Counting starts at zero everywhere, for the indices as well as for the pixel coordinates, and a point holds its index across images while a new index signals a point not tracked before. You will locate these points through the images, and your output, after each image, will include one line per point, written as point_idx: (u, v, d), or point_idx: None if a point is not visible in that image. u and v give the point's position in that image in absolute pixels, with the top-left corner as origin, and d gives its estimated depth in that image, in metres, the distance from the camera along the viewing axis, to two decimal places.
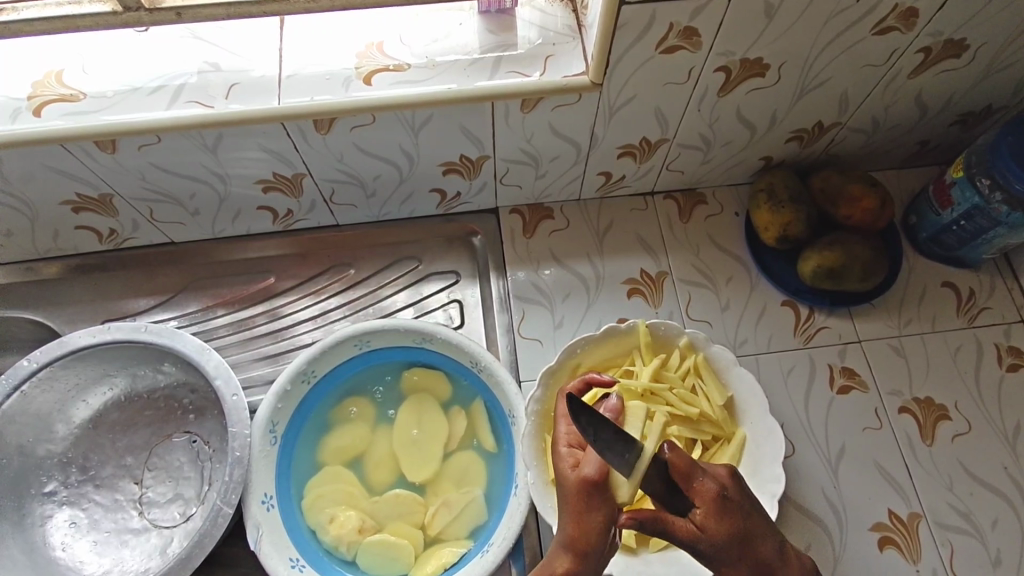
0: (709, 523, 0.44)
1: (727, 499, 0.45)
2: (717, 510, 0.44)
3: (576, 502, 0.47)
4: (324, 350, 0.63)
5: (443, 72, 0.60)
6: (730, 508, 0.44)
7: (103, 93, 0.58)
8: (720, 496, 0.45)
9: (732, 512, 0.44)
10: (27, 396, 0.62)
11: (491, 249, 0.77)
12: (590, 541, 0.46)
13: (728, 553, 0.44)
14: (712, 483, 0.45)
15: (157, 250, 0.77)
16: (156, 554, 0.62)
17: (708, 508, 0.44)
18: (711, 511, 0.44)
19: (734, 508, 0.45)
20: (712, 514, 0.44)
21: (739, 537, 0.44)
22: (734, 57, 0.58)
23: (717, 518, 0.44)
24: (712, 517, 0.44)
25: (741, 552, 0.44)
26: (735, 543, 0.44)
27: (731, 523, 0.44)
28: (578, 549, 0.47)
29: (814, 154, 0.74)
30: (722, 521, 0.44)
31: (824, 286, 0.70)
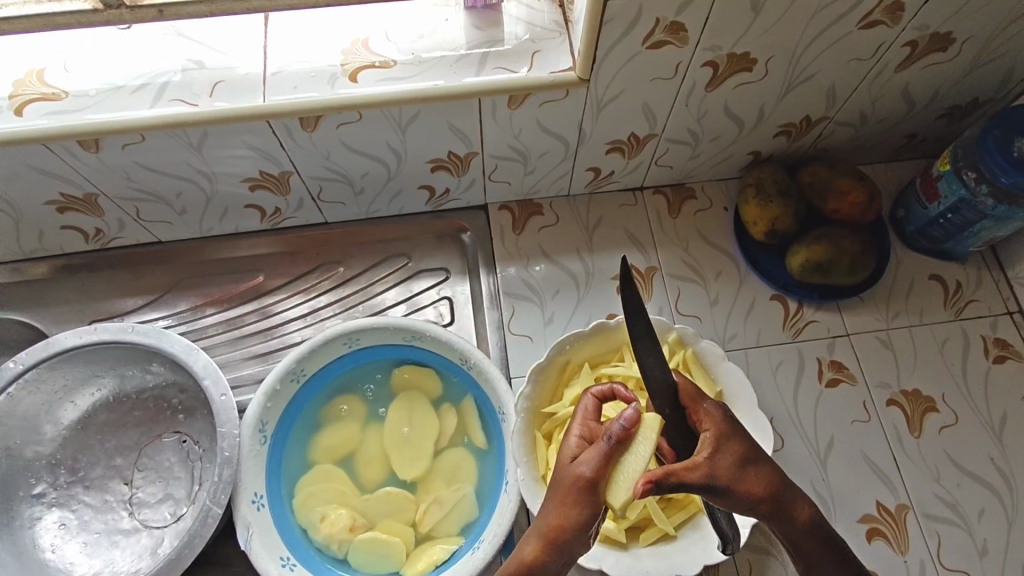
0: (721, 442, 0.47)
1: (732, 420, 0.49)
2: (725, 429, 0.48)
3: (568, 496, 0.47)
4: (313, 349, 0.63)
5: (430, 68, 0.59)
6: (736, 426, 0.49)
7: (86, 92, 0.58)
8: (725, 418, 0.49)
9: (737, 431, 0.48)
10: (14, 398, 0.61)
11: (481, 245, 0.77)
12: (568, 533, 0.47)
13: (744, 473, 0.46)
14: (716, 407, 0.49)
15: (144, 249, 0.76)
16: (147, 555, 0.61)
17: (718, 427, 0.48)
18: (721, 432, 0.48)
19: (739, 428, 0.49)
20: (722, 429, 0.48)
21: (750, 452, 0.47)
22: (721, 52, 0.58)
23: (727, 436, 0.48)
24: (723, 437, 0.48)
25: (754, 469, 0.47)
26: (748, 459, 0.47)
27: (740, 437, 0.48)
28: (550, 540, 0.47)
29: (802, 148, 0.74)
30: (733, 441, 0.47)
31: (813, 279, 0.70)
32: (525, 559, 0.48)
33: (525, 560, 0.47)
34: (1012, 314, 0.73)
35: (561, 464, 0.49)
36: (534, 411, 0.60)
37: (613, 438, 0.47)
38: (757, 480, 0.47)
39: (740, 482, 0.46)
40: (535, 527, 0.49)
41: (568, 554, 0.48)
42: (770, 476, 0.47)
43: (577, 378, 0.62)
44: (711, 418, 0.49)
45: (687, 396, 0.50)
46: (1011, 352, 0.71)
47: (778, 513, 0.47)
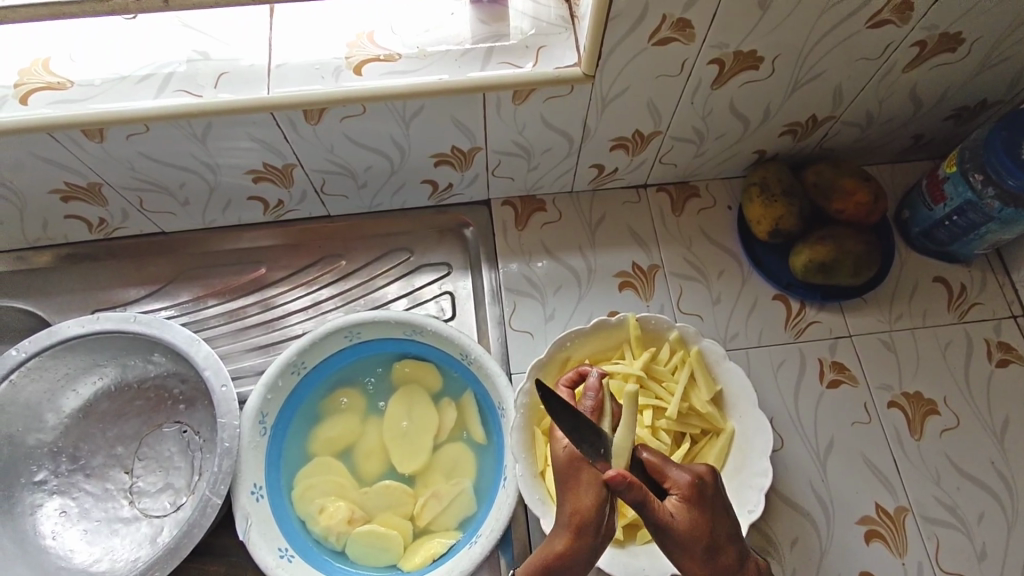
0: (684, 506, 0.45)
1: (700, 491, 0.46)
2: (693, 498, 0.46)
3: (579, 473, 0.49)
4: (314, 342, 0.63)
5: (435, 62, 0.59)
6: (705, 500, 0.46)
7: (91, 81, 0.58)
8: (695, 485, 0.47)
9: (705, 505, 0.46)
10: (16, 385, 0.62)
11: (483, 241, 0.77)
12: (591, 516, 0.47)
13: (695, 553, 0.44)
14: (689, 474, 0.47)
15: (148, 240, 0.77)
16: (146, 544, 0.62)
17: (685, 493, 0.46)
18: (687, 499, 0.46)
19: (708, 502, 0.46)
20: (689, 497, 0.46)
21: (711, 529, 0.45)
22: (728, 49, 0.57)
23: (690, 506, 0.45)
24: (687, 505, 0.45)
25: (708, 551, 0.45)
26: (705, 536, 0.45)
27: (706, 514, 0.45)
28: (579, 524, 0.47)
29: (807, 147, 0.74)
30: (694, 513, 0.45)
31: (816, 280, 0.70)
32: (556, 547, 0.47)
33: (558, 554, 0.47)
34: (1016, 317, 0.73)
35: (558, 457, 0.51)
36: (535, 407, 0.59)
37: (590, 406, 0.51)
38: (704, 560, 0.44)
39: (693, 550, 0.44)
40: (561, 518, 0.49)
41: (598, 543, 0.48)
42: (726, 559, 0.45)
43: None
44: (679, 483, 0.47)
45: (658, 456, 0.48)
46: (1014, 355, 0.71)
47: None
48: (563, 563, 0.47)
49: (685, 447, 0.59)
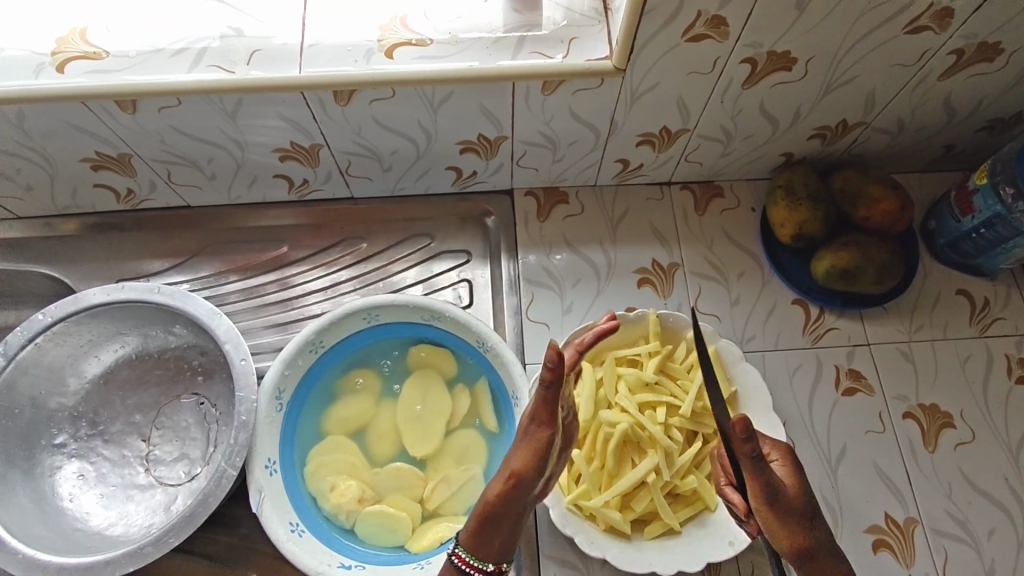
0: (787, 469, 0.49)
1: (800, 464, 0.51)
2: (792, 464, 0.50)
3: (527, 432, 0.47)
4: (333, 321, 0.64)
5: (466, 49, 0.59)
6: (802, 471, 0.50)
7: (126, 53, 0.58)
8: (793, 456, 0.51)
9: (802, 474, 0.50)
10: (41, 348, 0.62)
11: (504, 231, 0.77)
12: (527, 474, 0.47)
13: (798, 509, 0.46)
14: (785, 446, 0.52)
15: (174, 213, 0.78)
16: (160, 511, 0.63)
17: (785, 459, 0.51)
18: (785, 465, 0.50)
19: (803, 473, 0.50)
20: (791, 462, 0.50)
21: (812, 495, 0.48)
22: (761, 49, 0.57)
23: (792, 470, 0.49)
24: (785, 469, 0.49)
25: (810, 514, 0.47)
26: (805, 498, 0.47)
27: (805, 480, 0.49)
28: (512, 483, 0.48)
29: (836, 153, 0.73)
30: (792, 476, 0.49)
31: (837, 286, 0.69)
32: (488, 498, 0.48)
33: (487, 506, 0.49)
34: None
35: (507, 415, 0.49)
36: None
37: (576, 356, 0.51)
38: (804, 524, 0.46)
39: (795, 511, 0.46)
40: (501, 469, 0.49)
41: (531, 494, 0.48)
42: (823, 527, 0.47)
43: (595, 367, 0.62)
44: (777, 453, 0.51)
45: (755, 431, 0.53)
46: None
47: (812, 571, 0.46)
48: (489, 518, 0.49)
49: (698, 445, 0.58)
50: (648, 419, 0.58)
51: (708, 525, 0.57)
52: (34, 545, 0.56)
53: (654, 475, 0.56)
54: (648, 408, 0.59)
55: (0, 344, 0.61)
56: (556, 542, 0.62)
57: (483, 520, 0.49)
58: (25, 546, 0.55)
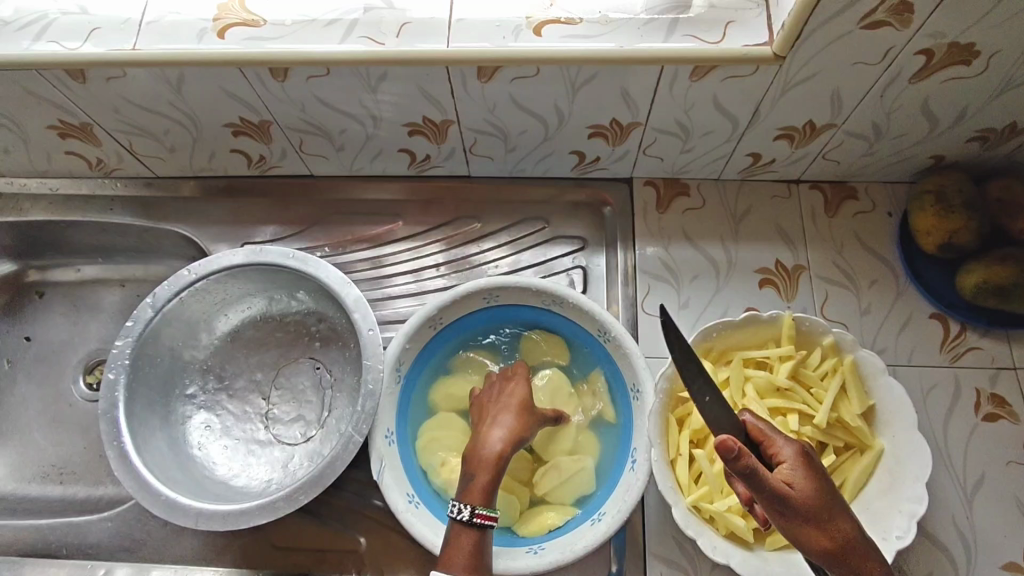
0: (798, 471, 0.44)
1: (813, 461, 0.45)
2: (804, 463, 0.44)
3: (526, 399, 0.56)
4: (454, 299, 0.64)
5: (615, 29, 0.58)
6: (819, 469, 0.44)
7: (281, 22, 0.60)
8: (801, 452, 0.45)
9: (819, 474, 0.44)
10: (184, 303, 0.65)
11: (621, 219, 0.75)
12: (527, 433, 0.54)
13: (813, 514, 0.42)
14: (794, 444, 0.46)
15: (297, 181, 0.80)
16: (279, 468, 0.65)
17: (793, 460, 0.44)
18: (797, 466, 0.44)
19: (821, 472, 0.44)
20: (801, 464, 0.44)
21: (831, 496, 0.43)
22: (943, 40, 0.52)
23: (807, 473, 0.43)
24: (796, 471, 0.43)
25: (827, 516, 0.42)
26: (822, 504, 0.42)
27: (822, 482, 0.43)
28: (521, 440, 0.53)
29: (995, 158, 0.67)
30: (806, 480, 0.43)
31: (987, 302, 0.64)
32: (497, 450, 0.51)
33: (499, 454, 0.51)
34: None
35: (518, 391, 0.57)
36: (672, 394, 0.58)
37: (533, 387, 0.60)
38: (823, 525, 0.42)
39: (814, 522, 0.42)
40: (497, 431, 0.52)
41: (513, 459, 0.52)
42: (845, 530, 0.42)
43: (720, 367, 0.60)
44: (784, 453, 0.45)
45: (757, 431, 0.47)
46: None
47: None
48: (498, 467, 0.50)
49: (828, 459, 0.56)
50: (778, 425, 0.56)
51: None
52: (174, 488, 0.58)
53: None
54: (778, 415, 0.57)
55: (149, 295, 0.64)
56: (664, 542, 0.61)
57: (492, 469, 0.50)
58: (168, 489, 0.57)
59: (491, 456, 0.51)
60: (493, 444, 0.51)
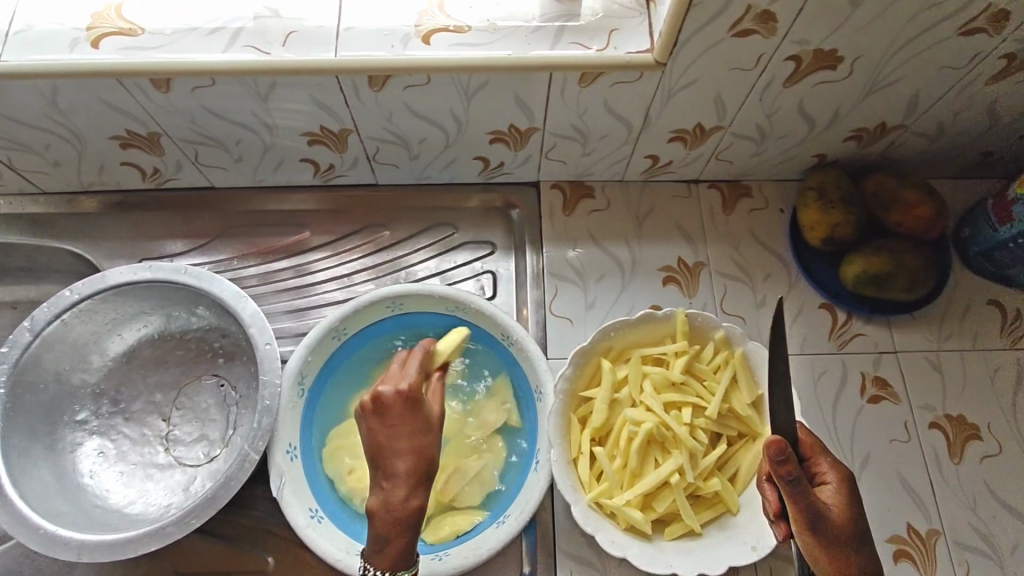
0: (839, 495, 0.49)
1: (854, 487, 0.50)
2: (846, 488, 0.49)
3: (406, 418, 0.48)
4: (357, 309, 0.64)
5: (503, 38, 0.58)
6: (856, 494, 0.50)
7: (161, 31, 0.58)
8: (846, 477, 0.50)
9: (856, 500, 0.49)
10: (68, 325, 0.62)
11: (529, 223, 0.76)
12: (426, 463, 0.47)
13: (839, 536, 0.47)
14: (839, 468, 0.51)
15: (197, 193, 0.77)
16: (179, 491, 0.63)
17: (838, 482, 0.50)
18: (838, 490, 0.50)
19: (858, 498, 0.50)
20: (845, 487, 0.49)
21: (860, 527, 0.48)
22: (808, 47, 0.55)
23: (844, 497, 0.49)
24: (836, 495, 0.49)
25: (848, 541, 0.47)
26: (848, 528, 0.48)
27: (855, 507, 0.49)
28: (418, 476, 0.46)
29: (871, 155, 0.72)
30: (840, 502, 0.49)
31: (867, 291, 0.68)
32: (413, 504, 0.46)
33: (415, 508, 0.46)
34: None
35: (391, 425, 0.47)
36: (571, 394, 0.60)
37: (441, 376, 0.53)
38: (848, 552, 0.47)
39: (836, 542, 0.47)
40: (392, 481, 0.46)
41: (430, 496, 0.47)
42: (862, 557, 0.47)
43: (619, 364, 0.62)
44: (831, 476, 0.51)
45: (810, 448, 0.52)
46: None
47: None
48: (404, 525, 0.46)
49: (721, 448, 0.58)
50: (673, 419, 0.57)
51: (728, 528, 0.57)
52: (58, 521, 0.56)
53: (678, 475, 0.56)
54: (673, 408, 0.59)
55: (28, 319, 0.61)
56: (573, 538, 0.62)
57: (403, 529, 0.46)
58: (48, 521, 0.55)
59: (401, 517, 0.45)
60: (403, 502, 0.46)
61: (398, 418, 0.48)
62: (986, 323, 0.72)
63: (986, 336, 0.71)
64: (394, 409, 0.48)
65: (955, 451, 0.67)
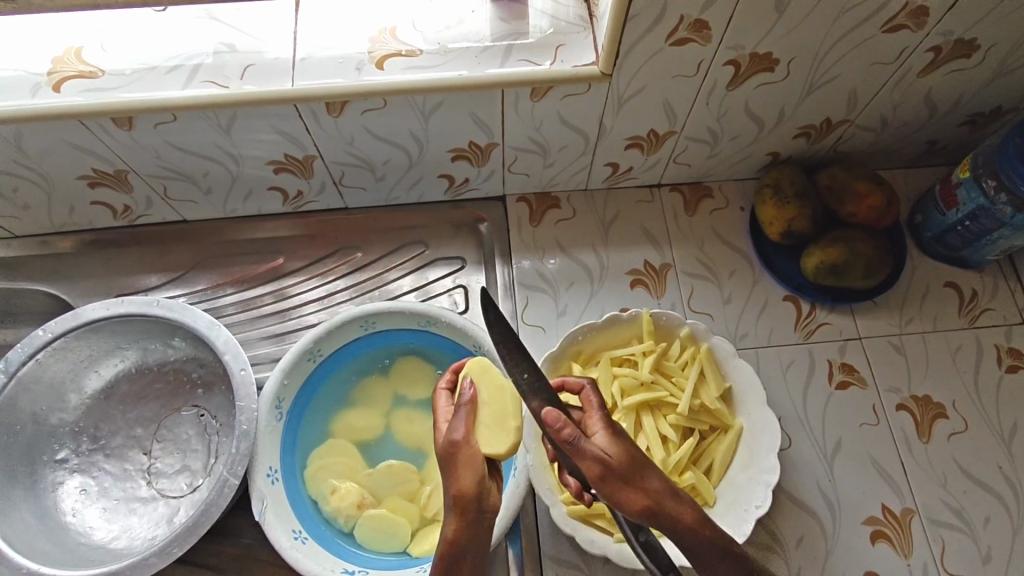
0: (614, 439, 0.46)
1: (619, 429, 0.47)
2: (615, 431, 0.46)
3: (456, 460, 0.46)
4: (330, 330, 0.64)
5: (455, 58, 0.60)
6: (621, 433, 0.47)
7: (121, 71, 0.59)
8: (610, 424, 0.47)
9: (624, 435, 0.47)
10: (42, 364, 0.63)
11: (498, 236, 0.78)
12: (472, 493, 0.45)
13: (620, 469, 0.44)
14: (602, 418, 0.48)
15: (169, 227, 0.78)
16: (163, 523, 0.63)
17: (609, 428, 0.47)
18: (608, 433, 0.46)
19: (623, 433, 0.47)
20: (613, 430, 0.46)
21: (638, 456, 0.45)
22: (744, 51, 0.58)
23: (618, 437, 0.46)
24: (632, 452, 0.45)
25: (637, 467, 0.44)
26: (629, 459, 0.44)
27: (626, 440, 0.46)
28: (462, 505, 0.44)
29: (822, 150, 0.74)
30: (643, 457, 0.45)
31: (827, 281, 0.70)
32: (447, 538, 0.44)
33: (450, 539, 0.44)
34: None
35: (449, 452, 0.47)
36: None
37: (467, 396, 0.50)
38: (642, 480, 0.44)
39: (626, 483, 0.44)
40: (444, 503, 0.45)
41: (486, 520, 0.45)
42: (652, 482, 0.44)
43: (591, 368, 0.64)
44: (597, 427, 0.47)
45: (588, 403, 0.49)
46: None
47: (660, 522, 0.44)
48: (454, 552, 0.44)
49: (692, 441, 0.59)
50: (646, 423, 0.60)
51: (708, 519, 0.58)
52: (39, 560, 0.57)
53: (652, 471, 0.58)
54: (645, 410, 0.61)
55: (1, 361, 0.62)
56: (558, 543, 0.62)
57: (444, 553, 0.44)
58: (29, 560, 0.56)
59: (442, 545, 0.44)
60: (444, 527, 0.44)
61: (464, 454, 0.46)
62: (945, 304, 0.74)
63: (945, 318, 0.73)
64: (457, 457, 0.46)
65: (923, 430, 0.68)
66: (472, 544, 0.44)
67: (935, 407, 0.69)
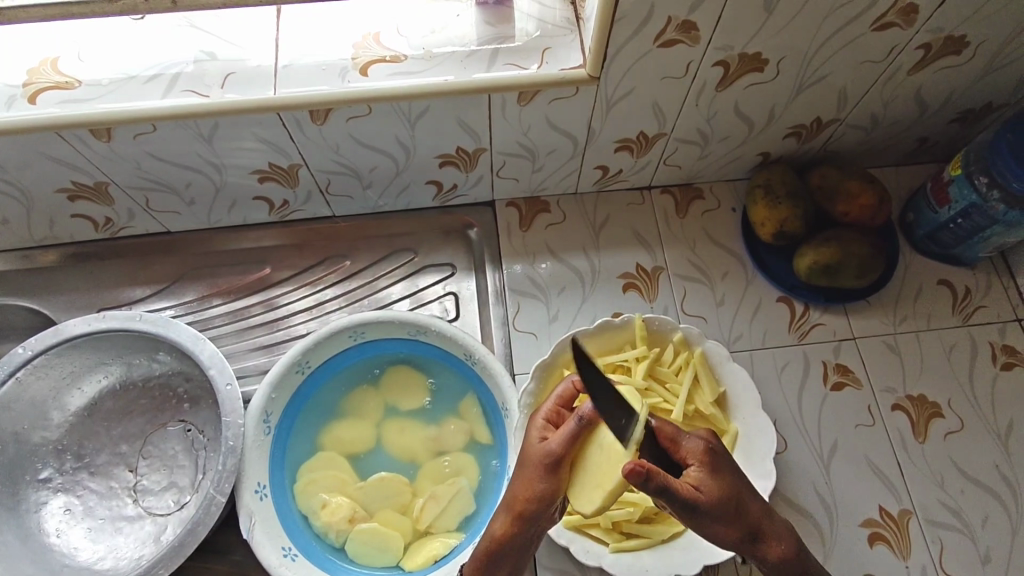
0: (705, 476, 0.43)
1: (716, 457, 0.45)
2: (711, 464, 0.44)
3: (533, 470, 0.48)
4: (318, 341, 0.63)
5: (440, 64, 0.60)
6: (719, 462, 0.45)
7: (99, 81, 0.58)
8: (706, 450, 0.45)
9: (721, 466, 0.44)
10: (23, 383, 0.62)
11: (488, 241, 0.77)
12: (531, 507, 0.49)
13: (720, 513, 0.43)
14: (699, 442, 0.45)
15: (153, 238, 0.77)
16: (150, 542, 0.62)
17: (702, 461, 0.44)
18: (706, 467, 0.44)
19: (722, 462, 0.45)
20: (707, 464, 0.44)
21: (733, 493, 0.44)
22: (733, 52, 0.57)
23: (710, 473, 0.44)
24: (727, 490, 0.44)
25: (734, 505, 0.44)
26: (727, 498, 0.43)
27: (724, 474, 0.44)
28: (517, 513, 0.49)
29: (812, 150, 0.74)
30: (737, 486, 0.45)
31: (820, 282, 0.70)
32: (496, 532, 0.51)
33: (497, 536, 0.51)
34: (1020, 320, 0.73)
35: (531, 457, 0.49)
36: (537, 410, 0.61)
37: (582, 420, 0.46)
38: (735, 516, 0.44)
39: (721, 523, 0.43)
40: (504, 504, 0.51)
41: (535, 529, 0.50)
42: (748, 511, 0.45)
43: None
44: (694, 452, 0.44)
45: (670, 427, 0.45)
46: (1019, 358, 0.71)
47: (751, 545, 0.46)
48: (498, 548, 0.51)
49: None
50: None
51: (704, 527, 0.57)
52: None
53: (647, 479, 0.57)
54: None
55: None
56: (553, 553, 0.61)
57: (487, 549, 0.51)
58: None
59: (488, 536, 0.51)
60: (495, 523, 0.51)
61: (539, 473, 0.48)
62: (939, 302, 0.73)
63: (939, 315, 0.73)
64: (534, 469, 0.49)
65: (919, 428, 0.68)
66: (519, 543, 0.51)
67: (930, 406, 0.69)
